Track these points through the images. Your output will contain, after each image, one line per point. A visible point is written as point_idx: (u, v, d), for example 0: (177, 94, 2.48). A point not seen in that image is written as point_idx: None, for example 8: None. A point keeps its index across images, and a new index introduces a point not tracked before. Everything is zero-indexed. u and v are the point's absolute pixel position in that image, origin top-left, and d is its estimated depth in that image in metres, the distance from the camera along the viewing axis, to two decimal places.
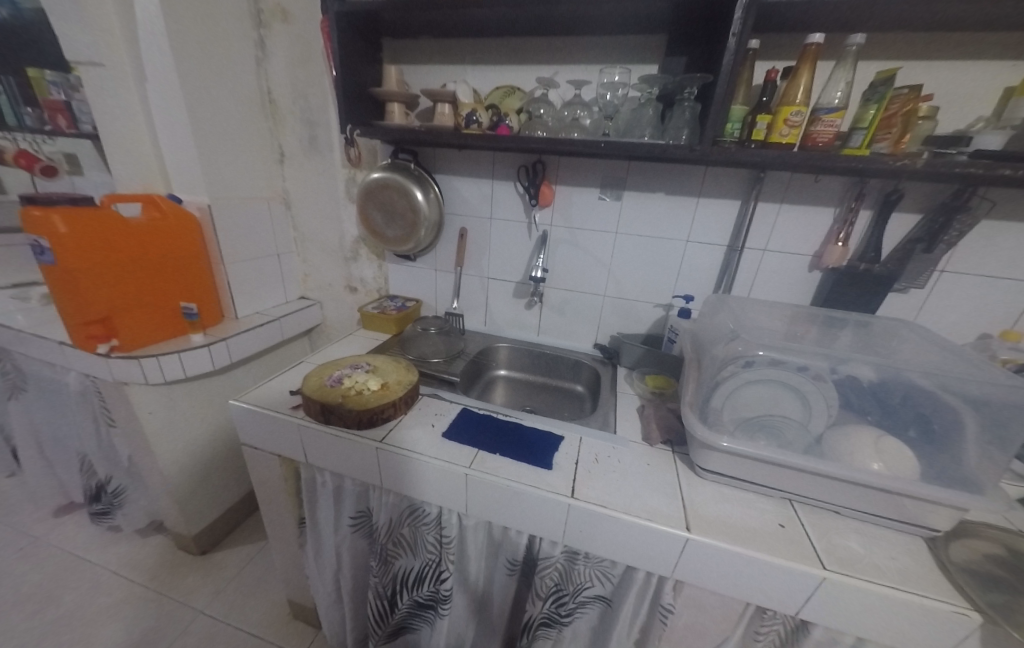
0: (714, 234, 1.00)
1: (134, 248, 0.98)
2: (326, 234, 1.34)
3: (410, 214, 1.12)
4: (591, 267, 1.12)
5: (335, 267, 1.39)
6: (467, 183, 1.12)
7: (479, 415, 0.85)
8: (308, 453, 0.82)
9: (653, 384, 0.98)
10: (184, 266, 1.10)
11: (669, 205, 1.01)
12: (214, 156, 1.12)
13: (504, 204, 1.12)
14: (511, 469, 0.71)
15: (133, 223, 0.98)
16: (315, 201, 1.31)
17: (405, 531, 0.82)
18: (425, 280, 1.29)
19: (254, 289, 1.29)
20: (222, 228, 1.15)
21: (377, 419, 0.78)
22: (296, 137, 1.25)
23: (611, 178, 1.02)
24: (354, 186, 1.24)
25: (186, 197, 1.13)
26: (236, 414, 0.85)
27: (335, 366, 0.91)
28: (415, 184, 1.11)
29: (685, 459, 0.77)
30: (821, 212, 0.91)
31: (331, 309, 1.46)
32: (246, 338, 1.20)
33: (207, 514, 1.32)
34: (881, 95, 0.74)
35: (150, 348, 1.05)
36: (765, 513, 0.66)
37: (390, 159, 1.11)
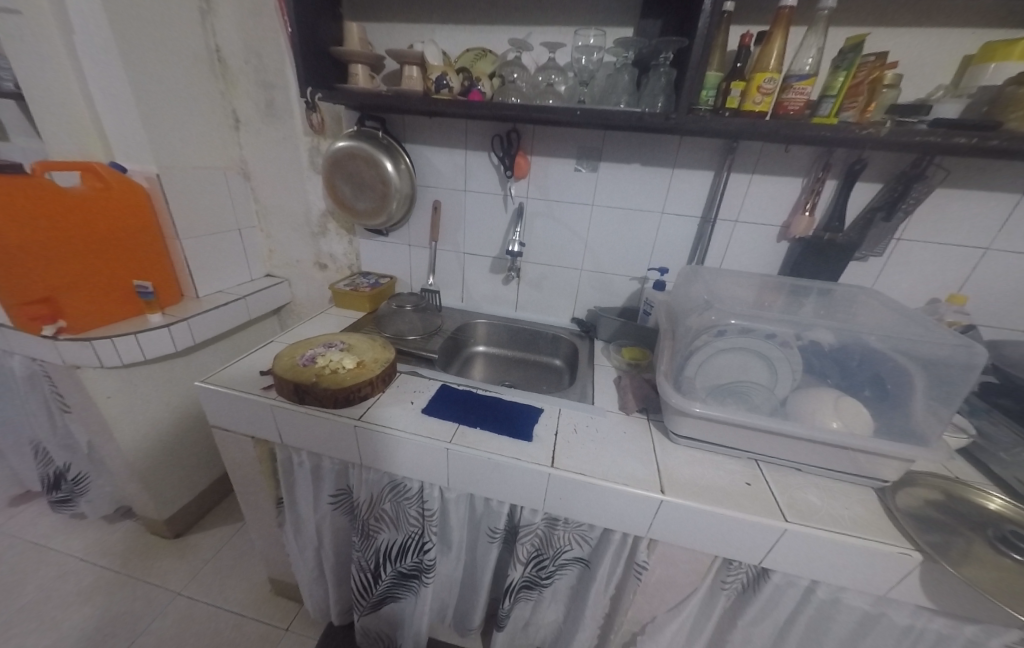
0: (688, 206, 1.01)
1: (74, 221, 0.90)
2: (290, 207, 1.27)
3: (381, 186, 1.07)
4: (568, 240, 1.11)
5: (302, 242, 1.32)
6: (439, 152, 1.08)
7: (458, 390, 0.85)
8: (283, 434, 0.80)
9: (629, 355, 1.00)
10: (135, 242, 1.02)
11: (645, 176, 1.00)
12: (160, 121, 1.03)
13: (478, 175, 1.08)
14: (491, 442, 0.72)
15: (71, 193, 0.90)
16: (276, 171, 1.23)
17: (387, 506, 0.82)
18: (398, 256, 1.25)
19: (214, 266, 1.22)
20: (175, 201, 1.07)
21: (353, 398, 0.76)
22: (251, 101, 1.16)
23: (587, 148, 1.00)
24: (319, 156, 1.17)
25: (131, 166, 1.04)
26: (203, 396, 0.82)
27: (307, 345, 0.88)
28: (384, 154, 1.05)
29: (660, 426, 0.79)
30: (790, 182, 0.93)
31: (300, 287, 1.41)
32: (209, 318, 1.14)
33: (179, 499, 1.28)
34: (849, 62, 0.74)
35: (102, 330, 0.98)
36: (733, 473, 0.70)
37: (357, 126, 1.04)
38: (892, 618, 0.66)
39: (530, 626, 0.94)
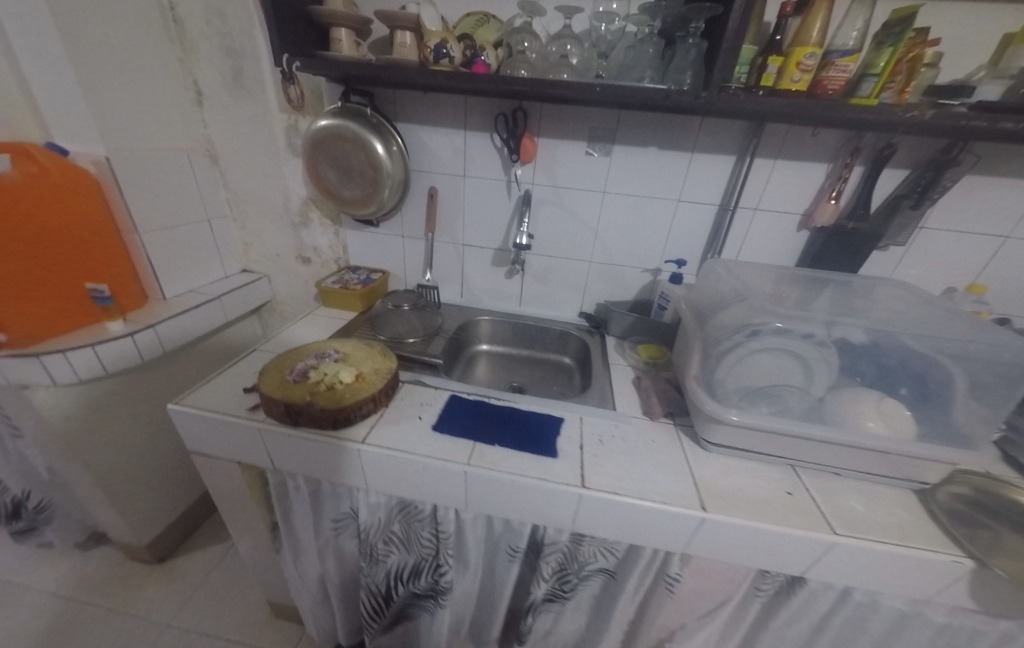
0: (706, 193, 0.95)
1: (9, 213, 0.76)
2: (266, 195, 1.14)
3: (371, 171, 0.95)
4: (577, 229, 1.04)
5: (282, 234, 1.20)
6: (434, 132, 0.97)
7: (469, 400, 0.77)
8: (275, 458, 0.71)
9: (646, 353, 0.94)
10: (86, 238, 0.89)
11: (661, 160, 0.93)
12: (104, 94, 0.88)
13: (479, 158, 0.98)
14: (513, 461, 0.65)
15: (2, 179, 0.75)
16: (248, 154, 1.09)
17: (397, 528, 0.78)
18: (391, 248, 1.14)
19: (181, 264, 1.09)
20: (130, 189, 0.93)
21: (355, 417, 0.68)
22: (215, 71, 1.01)
23: (600, 129, 0.91)
24: (297, 137, 1.04)
25: (73, 148, 0.89)
26: (179, 419, 0.72)
27: (298, 355, 0.78)
28: (374, 135, 0.93)
29: (688, 431, 0.74)
30: (814, 168, 0.88)
31: (281, 283, 1.29)
32: (178, 323, 1.02)
33: (158, 519, 1.19)
34: (897, 36, 0.68)
35: (53, 343, 0.86)
36: (772, 481, 0.66)
37: (341, 101, 0.92)
38: (929, 616, 0.65)
39: (550, 636, 0.91)
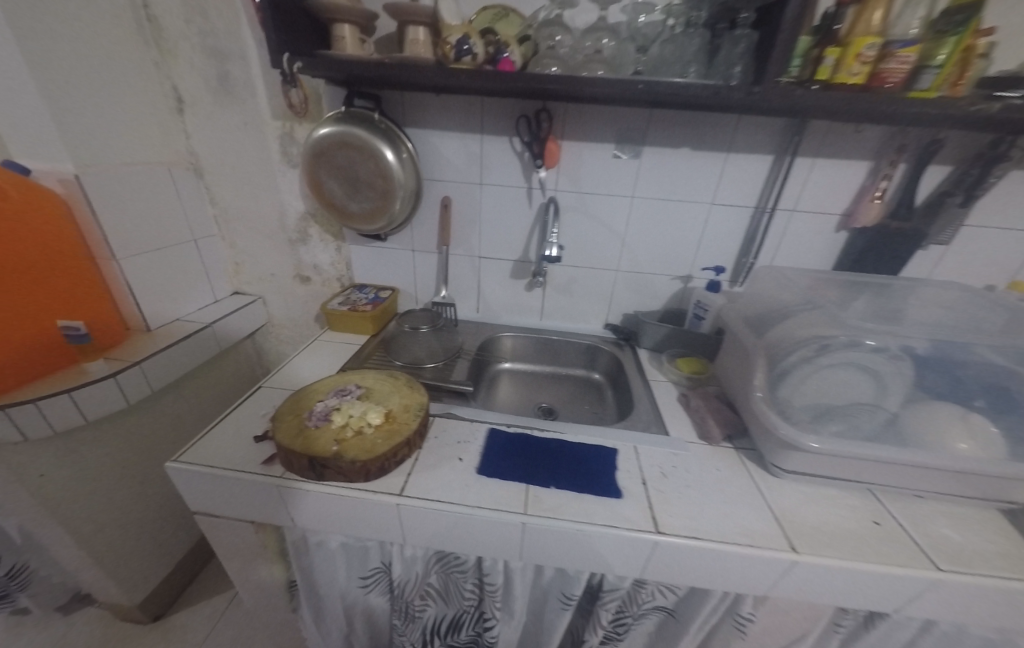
0: (740, 195, 0.89)
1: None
2: (259, 210, 1.04)
3: (380, 182, 0.86)
4: (604, 236, 0.97)
5: (277, 253, 1.10)
6: (448, 137, 0.89)
7: (511, 434, 0.69)
8: (295, 515, 0.62)
9: (686, 368, 0.88)
10: (55, 269, 0.77)
11: (694, 161, 0.87)
12: (71, 102, 0.76)
13: (497, 164, 0.90)
14: (575, 506, 0.57)
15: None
16: (237, 166, 0.99)
17: (434, 581, 0.71)
18: (400, 264, 1.06)
19: (165, 290, 0.98)
20: (104, 211, 0.82)
21: (389, 466, 0.59)
22: (198, 75, 0.90)
23: (629, 130, 0.85)
24: (293, 145, 0.94)
25: (35, 166, 0.77)
26: (179, 479, 0.62)
27: (315, 394, 0.69)
28: (382, 141, 0.84)
29: (752, 456, 0.68)
30: (854, 166, 0.84)
31: (277, 305, 1.18)
32: (166, 358, 0.91)
33: (150, 573, 1.07)
34: (961, 23, 0.63)
35: (24, 392, 0.75)
36: (854, 510, 0.60)
37: (345, 104, 0.82)
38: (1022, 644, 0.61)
39: None
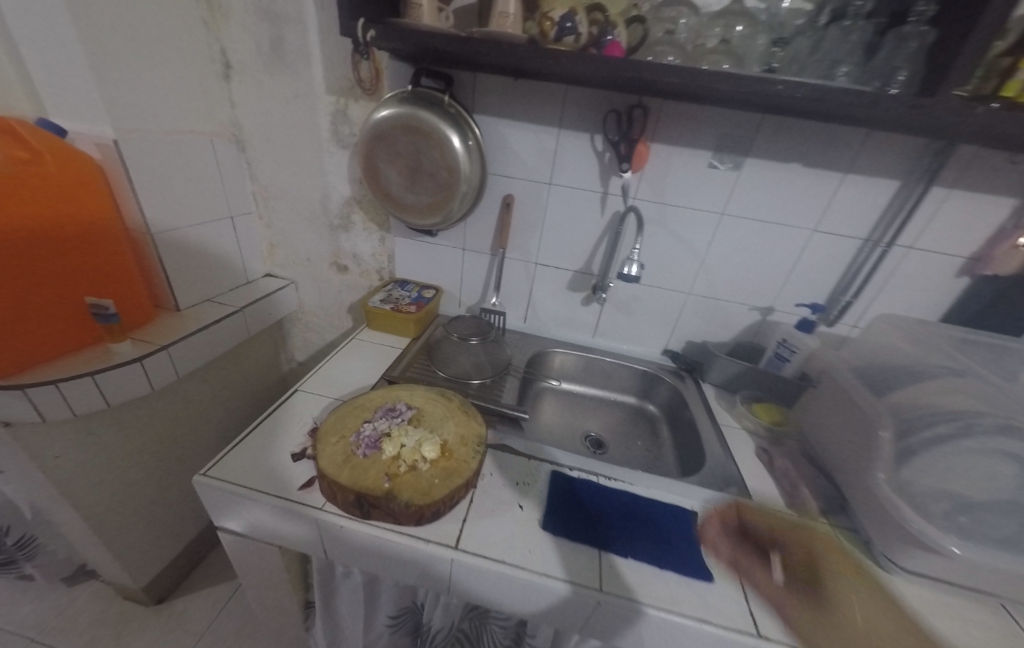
0: (850, 224, 0.77)
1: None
2: (302, 191, 0.96)
3: (444, 174, 0.77)
4: (679, 255, 0.86)
5: (316, 237, 1.02)
6: (520, 129, 0.79)
7: (576, 481, 0.60)
8: (328, 550, 0.55)
9: (766, 416, 0.78)
10: (90, 241, 0.71)
11: (803, 180, 0.75)
12: (115, 57, 0.68)
13: (572, 164, 0.80)
14: (658, 588, 0.48)
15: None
16: (283, 142, 0.90)
17: (468, 630, 0.63)
18: (447, 263, 0.97)
19: (197, 269, 0.91)
20: (142, 180, 0.75)
21: (445, 510, 0.51)
22: (249, 37, 0.82)
23: (732, 138, 0.73)
24: (346, 124, 0.85)
25: (72, 127, 0.70)
26: (206, 495, 0.55)
27: (360, 413, 0.60)
28: (450, 127, 0.74)
29: (853, 539, 0.58)
30: (999, 204, 0.71)
31: (310, 291, 1.11)
32: (195, 342, 0.85)
33: (159, 557, 1.03)
34: None
35: (48, 371, 0.69)
36: (988, 631, 0.50)
37: (412, 83, 0.73)
38: None
39: None
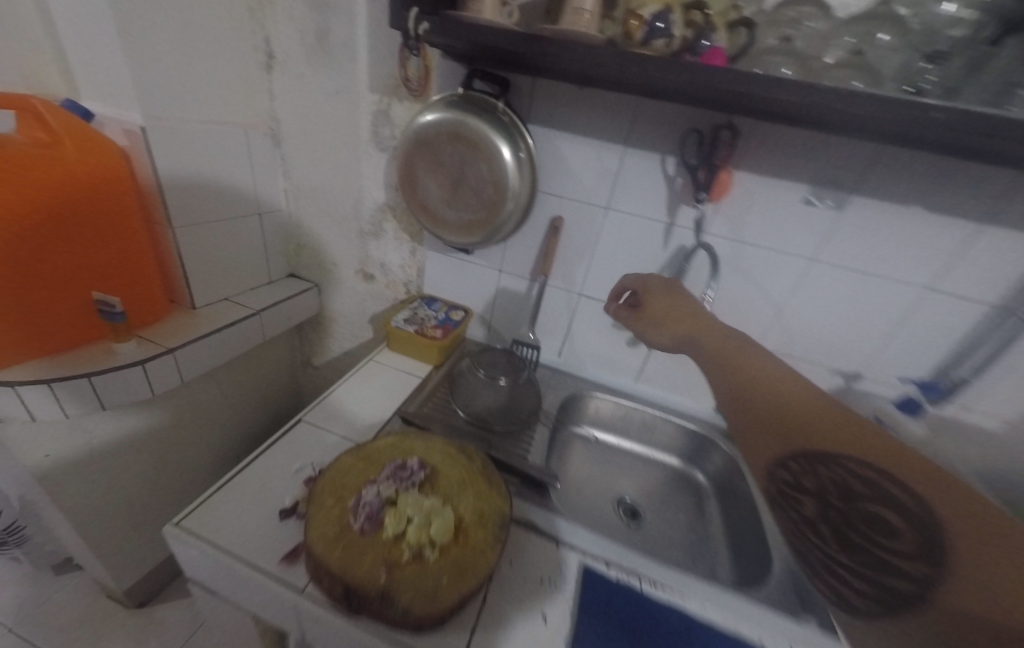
0: (982, 288, 0.60)
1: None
2: (334, 192, 0.89)
3: (489, 189, 0.67)
4: (751, 302, 0.73)
5: (344, 242, 0.95)
6: (579, 144, 0.68)
7: (614, 588, 0.48)
8: (305, 637, 0.45)
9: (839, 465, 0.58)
10: (104, 232, 0.65)
11: (931, 233, 0.59)
12: (150, 37, 0.63)
13: (636, 188, 0.69)
14: None
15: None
16: (320, 139, 0.84)
17: None
18: (481, 284, 0.88)
19: (218, 267, 0.85)
20: (166, 170, 0.69)
21: (453, 615, 0.41)
22: (295, 24, 0.75)
23: (839, 172, 0.60)
24: (387, 125, 0.78)
25: (102, 109, 0.66)
26: (176, 547, 0.47)
27: (364, 469, 0.51)
28: (502, 137, 0.64)
29: None
30: None
31: (333, 298, 1.05)
32: (204, 347, 0.78)
33: (146, 561, 0.97)
34: None
35: (44, 368, 0.63)
36: None
37: (463, 86, 0.64)
38: None
39: None
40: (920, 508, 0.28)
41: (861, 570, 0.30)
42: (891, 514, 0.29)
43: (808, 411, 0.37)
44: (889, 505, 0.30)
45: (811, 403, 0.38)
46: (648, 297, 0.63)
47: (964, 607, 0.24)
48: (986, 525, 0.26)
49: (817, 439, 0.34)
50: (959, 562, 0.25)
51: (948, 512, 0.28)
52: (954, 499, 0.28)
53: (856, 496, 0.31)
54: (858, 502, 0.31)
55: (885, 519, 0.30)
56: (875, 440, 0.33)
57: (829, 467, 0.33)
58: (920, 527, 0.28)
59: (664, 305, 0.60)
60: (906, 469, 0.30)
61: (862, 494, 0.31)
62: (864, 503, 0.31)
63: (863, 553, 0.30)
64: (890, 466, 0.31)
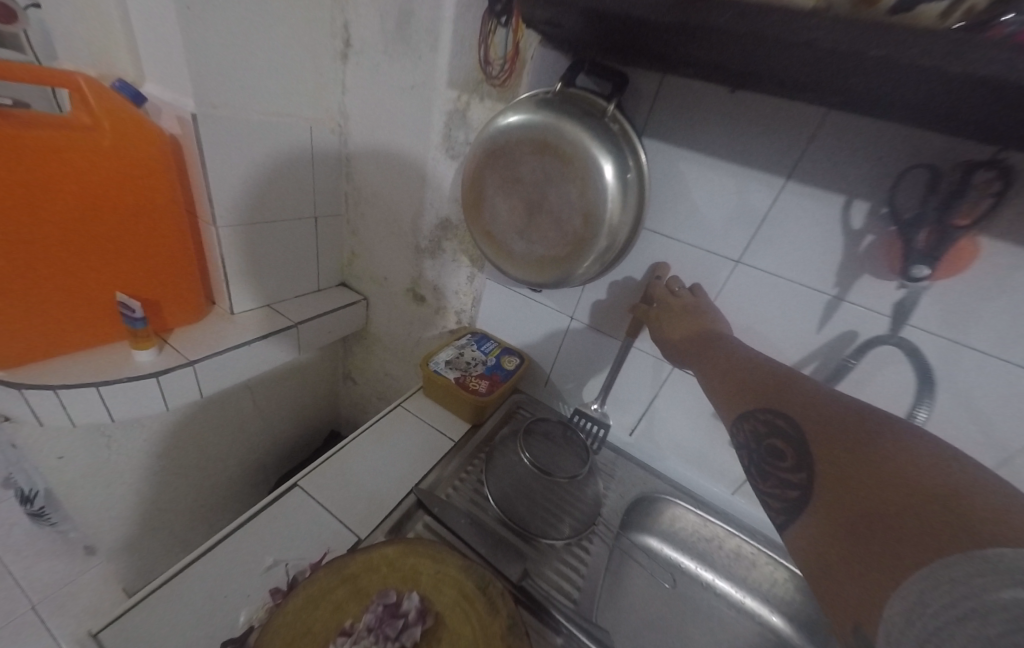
0: None
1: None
2: (395, 201, 0.78)
3: (576, 219, 0.50)
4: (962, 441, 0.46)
5: (399, 257, 0.84)
6: (712, 174, 0.49)
7: None
8: None
9: None
10: (144, 226, 0.58)
11: None
12: (213, 13, 0.55)
13: (790, 242, 0.47)
14: None
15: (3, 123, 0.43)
16: (387, 140, 0.73)
17: None
18: (546, 331, 0.71)
19: (266, 271, 0.78)
20: (215, 162, 0.61)
21: None
22: (376, 7, 0.65)
23: None
24: (462, 130, 0.64)
25: (160, 93, 0.59)
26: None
27: (342, 603, 0.37)
28: (608, 152, 0.47)
29: None
30: None
31: (381, 314, 0.94)
32: (232, 361, 0.70)
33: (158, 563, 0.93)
34: None
35: (57, 369, 0.56)
36: None
37: (562, 81, 0.48)
38: None
39: None
40: (796, 429, 0.33)
41: (771, 499, 0.34)
42: (777, 439, 0.34)
43: (744, 367, 0.40)
44: (778, 433, 0.34)
45: (745, 361, 0.41)
46: (670, 324, 0.50)
47: (838, 502, 0.28)
48: (840, 421, 0.31)
49: (736, 400, 0.38)
50: (826, 469, 0.30)
51: (818, 428, 0.32)
52: (821, 413, 0.33)
53: (759, 436, 0.35)
54: (760, 439, 0.35)
55: (775, 448, 0.34)
56: (771, 380, 0.37)
57: (744, 417, 0.37)
58: (797, 445, 0.32)
59: (684, 330, 0.49)
60: (793, 403, 0.34)
61: (765, 432, 0.35)
62: (767, 441, 0.34)
63: (768, 481, 0.34)
64: (782, 405, 0.35)
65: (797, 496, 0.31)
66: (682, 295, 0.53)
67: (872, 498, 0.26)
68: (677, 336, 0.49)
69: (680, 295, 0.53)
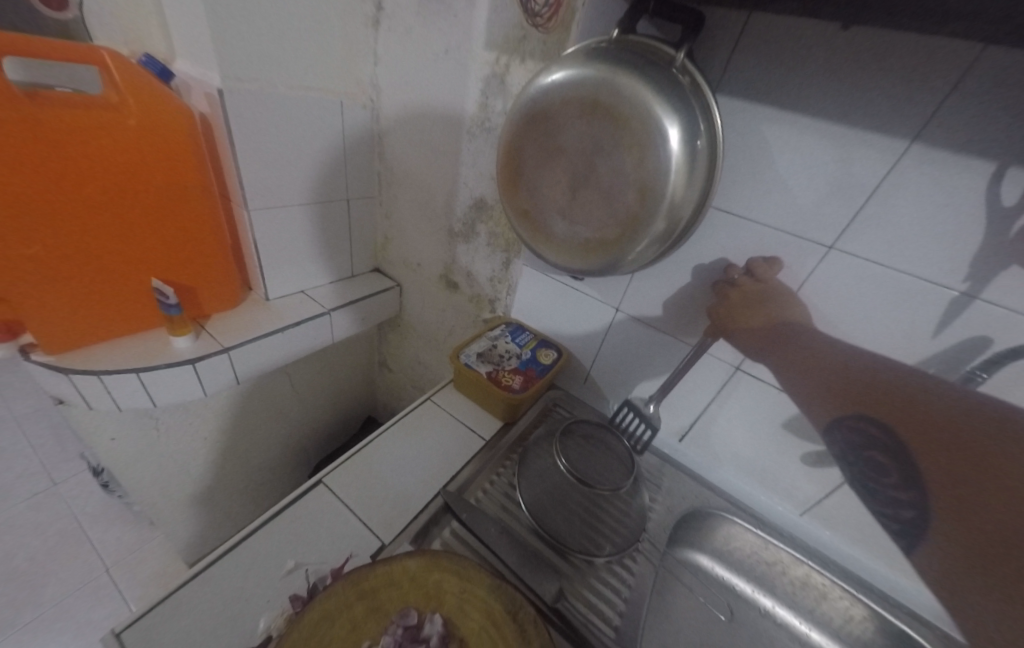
0: None
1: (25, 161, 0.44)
2: (429, 180, 0.73)
3: (630, 195, 0.43)
4: None
5: (432, 241, 0.79)
6: (802, 139, 0.39)
7: None
8: None
9: None
10: (177, 209, 0.57)
11: None
12: None
13: (906, 223, 0.37)
14: None
15: (31, 103, 0.43)
16: (419, 114, 0.68)
17: None
18: (587, 324, 0.64)
19: (299, 256, 0.77)
20: (242, 140, 0.59)
21: None
22: None
23: None
24: (499, 99, 0.58)
25: (187, 68, 0.57)
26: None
27: (360, 623, 0.34)
28: (673, 112, 0.39)
29: None
30: None
31: (414, 300, 0.91)
32: (266, 346, 0.69)
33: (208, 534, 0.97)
34: None
35: (99, 353, 0.57)
36: None
37: (619, 28, 0.41)
38: None
39: None
40: (892, 439, 0.36)
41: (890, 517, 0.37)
42: (877, 453, 0.38)
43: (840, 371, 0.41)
44: (878, 447, 0.37)
45: (839, 364, 0.41)
46: (748, 313, 0.46)
47: (956, 518, 0.32)
48: (939, 431, 0.34)
49: (831, 409, 0.41)
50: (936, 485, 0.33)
51: (918, 441, 0.35)
52: (917, 423, 0.35)
53: (860, 448, 0.39)
54: (859, 451, 0.39)
55: (880, 462, 0.38)
56: (867, 384, 0.39)
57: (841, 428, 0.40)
58: (895, 454, 0.36)
59: (754, 327, 0.46)
60: (891, 411, 0.37)
61: (867, 446, 0.38)
62: (872, 456, 0.38)
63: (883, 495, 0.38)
64: (878, 414, 0.38)
65: (914, 513, 0.35)
66: (738, 282, 0.46)
67: (996, 513, 0.30)
68: (746, 336, 0.46)
69: (740, 284, 0.46)
